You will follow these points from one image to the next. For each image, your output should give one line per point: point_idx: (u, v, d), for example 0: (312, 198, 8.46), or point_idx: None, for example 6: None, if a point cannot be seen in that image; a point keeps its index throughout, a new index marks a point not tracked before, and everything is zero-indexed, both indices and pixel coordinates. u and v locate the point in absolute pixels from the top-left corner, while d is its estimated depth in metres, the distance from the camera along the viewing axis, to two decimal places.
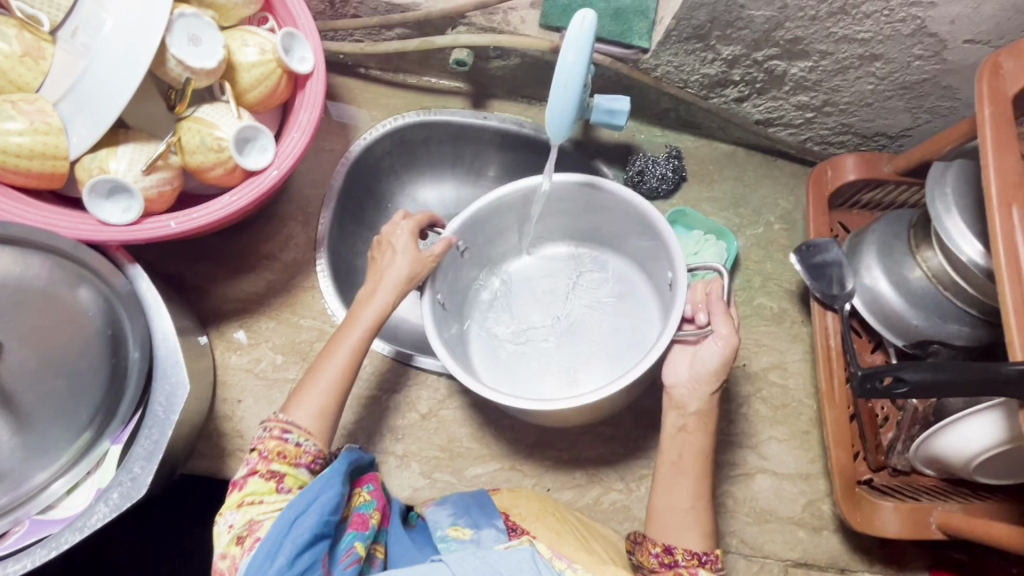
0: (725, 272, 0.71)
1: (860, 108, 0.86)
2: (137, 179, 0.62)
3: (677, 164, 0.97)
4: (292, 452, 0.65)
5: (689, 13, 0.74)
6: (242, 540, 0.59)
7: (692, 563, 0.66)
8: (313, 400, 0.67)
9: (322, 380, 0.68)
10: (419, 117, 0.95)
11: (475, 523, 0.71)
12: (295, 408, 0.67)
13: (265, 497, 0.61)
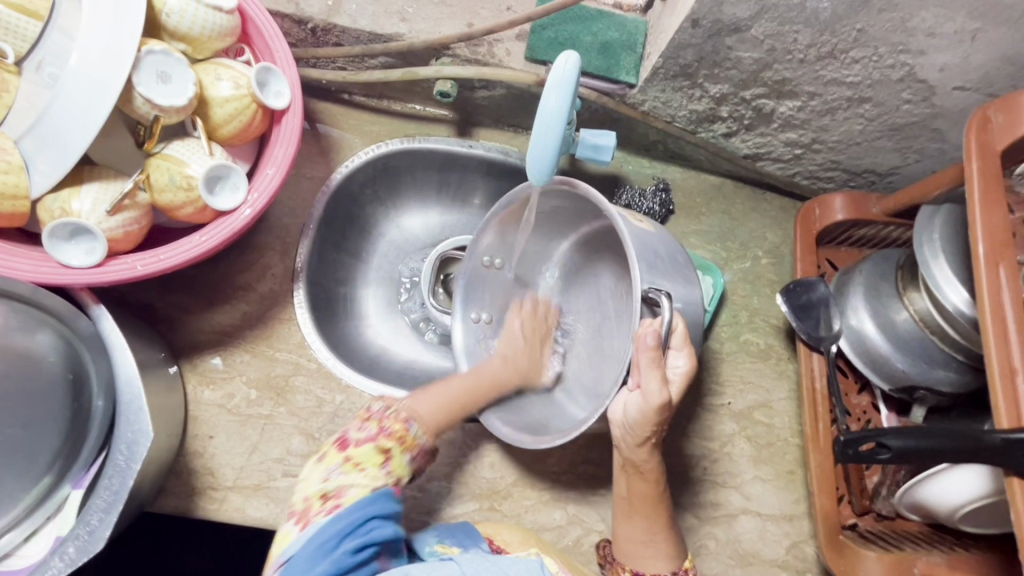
0: (663, 320, 0.63)
1: (849, 147, 0.85)
2: (100, 221, 0.59)
3: (665, 197, 0.96)
4: (410, 440, 0.69)
5: (676, 53, 0.72)
6: (326, 498, 0.63)
7: None
8: (434, 396, 0.75)
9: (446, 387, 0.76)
10: (403, 145, 0.92)
11: (462, 543, 0.72)
12: (416, 400, 0.73)
13: (368, 467, 0.65)
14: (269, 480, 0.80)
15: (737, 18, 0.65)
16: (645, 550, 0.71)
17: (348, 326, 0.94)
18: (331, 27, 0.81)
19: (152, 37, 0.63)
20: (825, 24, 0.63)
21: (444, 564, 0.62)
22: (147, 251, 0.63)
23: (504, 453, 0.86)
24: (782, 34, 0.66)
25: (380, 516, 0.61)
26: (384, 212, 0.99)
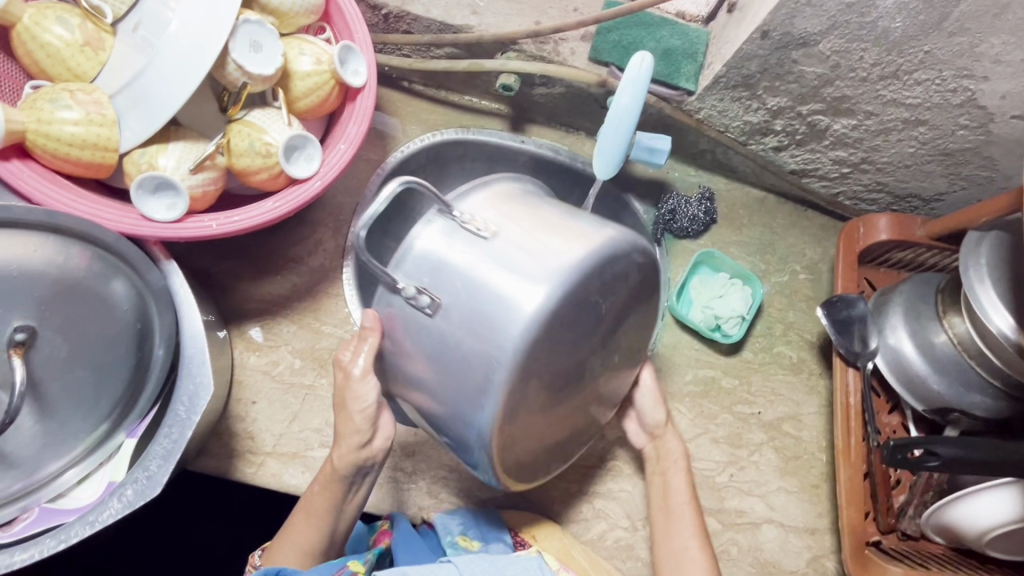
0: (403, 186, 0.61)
1: (897, 169, 0.87)
2: (183, 177, 0.62)
3: (709, 206, 0.97)
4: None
5: (741, 63, 0.74)
6: None
7: None
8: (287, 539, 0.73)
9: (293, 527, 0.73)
10: (457, 134, 0.93)
11: (483, 537, 0.80)
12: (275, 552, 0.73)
13: None
14: (307, 449, 0.82)
15: (807, 32, 0.67)
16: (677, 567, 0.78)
17: None
18: (404, 14, 0.84)
19: (245, 9, 0.65)
20: (894, 44, 0.65)
21: (441, 567, 0.67)
22: (221, 212, 0.65)
23: None
24: (848, 51, 0.68)
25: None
26: None
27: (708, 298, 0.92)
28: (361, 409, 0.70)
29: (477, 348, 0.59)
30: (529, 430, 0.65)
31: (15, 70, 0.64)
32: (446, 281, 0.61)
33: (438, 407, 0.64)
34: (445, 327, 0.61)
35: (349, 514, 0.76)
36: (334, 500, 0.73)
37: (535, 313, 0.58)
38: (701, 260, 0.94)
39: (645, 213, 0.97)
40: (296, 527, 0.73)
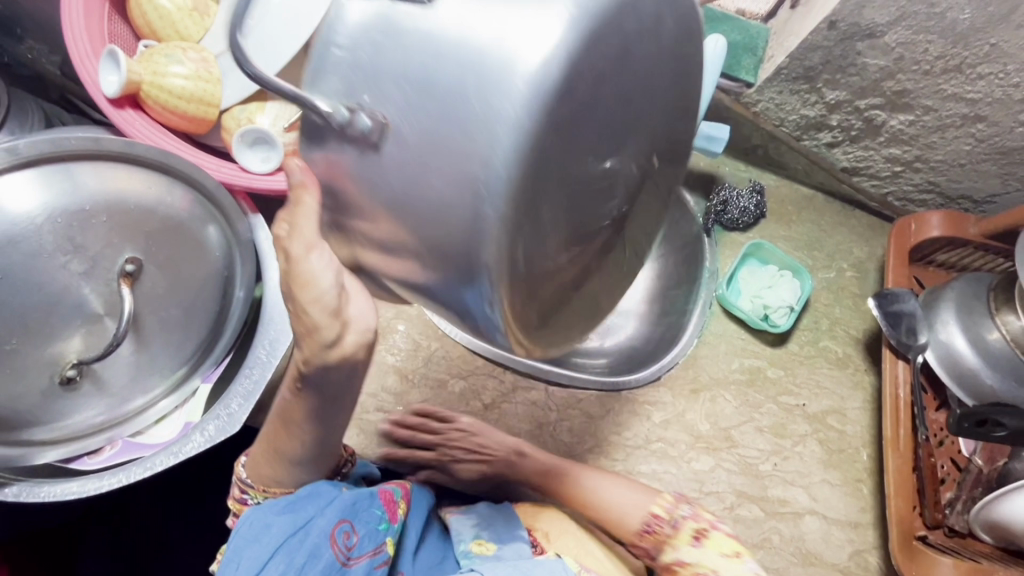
0: None
1: (951, 169, 0.88)
2: (280, 134, 0.65)
3: (759, 200, 0.99)
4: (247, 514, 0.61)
5: (804, 54, 0.77)
6: None
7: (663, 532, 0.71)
8: (272, 458, 0.59)
9: (279, 448, 0.58)
10: None
11: (499, 539, 0.68)
12: (267, 472, 0.60)
13: None
14: (362, 412, 0.84)
15: (874, 23, 0.69)
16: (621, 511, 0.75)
17: None
18: None
19: None
20: (960, 36, 0.67)
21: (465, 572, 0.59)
22: None
23: (583, 420, 0.88)
24: (913, 43, 0.70)
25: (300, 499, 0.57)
26: None
27: (756, 289, 0.94)
28: (320, 303, 0.41)
29: (463, 185, 0.33)
30: (549, 289, 0.42)
31: (126, 31, 0.68)
32: (382, 71, 0.33)
33: (415, 293, 0.40)
34: (411, 159, 0.34)
35: (337, 424, 0.57)
36: (311, 411, 0.53)
37: (545, 90, 0.33)
38: (749, 251, 0.96)
39: (696, 203, 0.99)
40: (281, 443, 0.57)
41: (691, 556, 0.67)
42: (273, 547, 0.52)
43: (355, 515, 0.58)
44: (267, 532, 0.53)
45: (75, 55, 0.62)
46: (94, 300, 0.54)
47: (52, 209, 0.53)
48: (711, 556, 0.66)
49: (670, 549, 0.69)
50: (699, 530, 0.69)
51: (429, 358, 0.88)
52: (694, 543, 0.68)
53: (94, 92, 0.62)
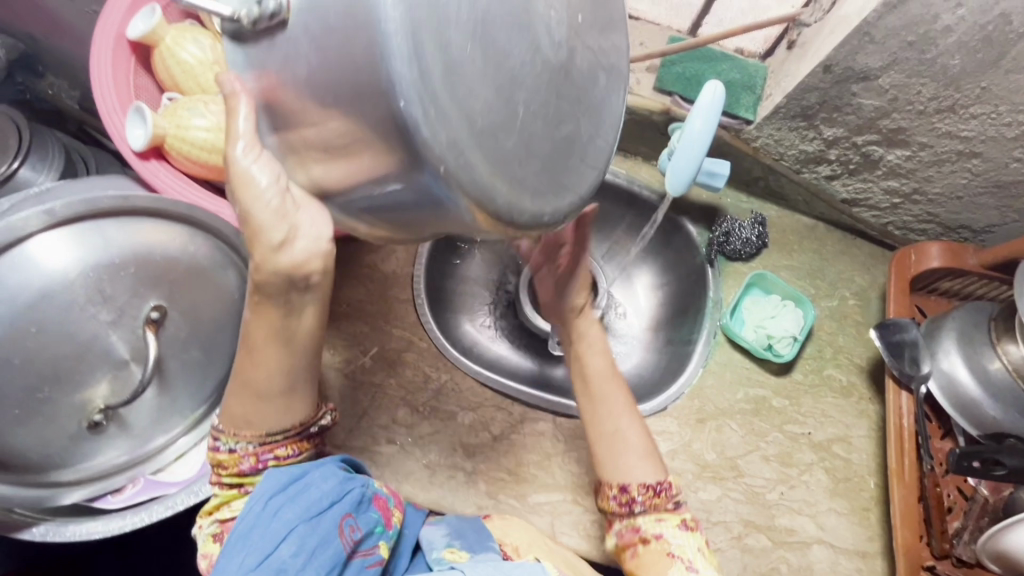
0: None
1: (949, 201, 0.90)
2: None
3: (761, 230, 1.01)
4: (228, 460, 0.60)
5: (801, 95, 0.79)
6: (218, 538, 0.58)
7: (647, 495, 0.70)
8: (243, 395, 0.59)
9: (244, 378, 0.58)
10: None
11: (471, 547, 0.69)
12: (234, 415, 0.59)
13: (231, 503, 0.59)
14: (374, 445, 0.86)
15: (868, 67, 0.71)
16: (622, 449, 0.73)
17: (450, 317, 1.05)
18: None
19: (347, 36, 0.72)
20: (952, 79, 0.69)
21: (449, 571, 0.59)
22: None
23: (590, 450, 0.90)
24: (907, 85, 0.72)
25: (315, 484, 0.58)
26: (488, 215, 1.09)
27: (760, 319, 0.96)
28: (261, 203, 0.46)
29: (349, 10, 0.35)
30: (495, 138, 0.39)
31: (150, 85, 0.71)
32: None
33: (365, 170, 0.40)
34: (308, 18, 0.38)
35: (307, 353, 0.59)
36: (274, 325, 0.56)
37: None
38: (753, 282, 0.98)
39: (699, 235, 1.02)
40: (246, 372, 0.58)
41: (672, 532, 0.70)
42: (286, 528, 0.54)
43: (359, 512, 0.60)
44: (282, 514, 0.54)
45: (103, 110, 0.65)
46: (121, 346, 0.57)
47: (84, 265, 0.54)
48: (692, 546, 0.69)
49: (657, 521, 0.70)
50: (689, 521, 0.72)
51: (439, 389, 0.90)
52: (681, 527, 0.71)
53: (121, 144, 0.64)
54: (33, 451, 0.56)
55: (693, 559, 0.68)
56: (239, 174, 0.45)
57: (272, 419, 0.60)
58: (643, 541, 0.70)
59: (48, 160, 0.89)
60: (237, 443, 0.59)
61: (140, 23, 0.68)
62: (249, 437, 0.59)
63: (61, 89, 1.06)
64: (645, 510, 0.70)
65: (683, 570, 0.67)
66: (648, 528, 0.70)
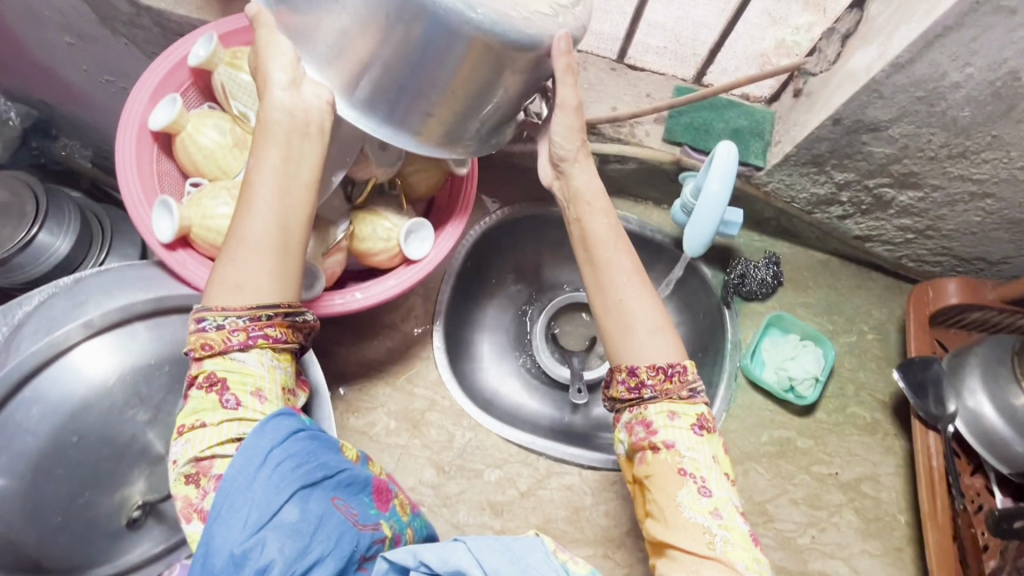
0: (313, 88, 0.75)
1: (964, 236, 0.90)
2: (319, 261, 0.70)
3: (776, 270, 1.01)
4: (215, 341, 0.56)
5: (812, 145, 0.80)
6: (192, 479, 0.55)
7: (659, 378, 0.62)
8: (232, 261, 0.58)
9: (241, 231, 0.58)
10: None
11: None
12: (220, 284, 0.57)
13: (208, 417, 0.56)
14: None
15: (877, 119, 0.72)
16: (634, 335, 0.64)
17: (470, 368, 1.05)
18: None
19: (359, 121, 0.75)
20: (962, 129, 0.70)
21: (448, 545, 0.50)
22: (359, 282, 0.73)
23: (618, 502, 0.89)
24: (917, 135, 0.73)
25: (313, 450, 0.57)
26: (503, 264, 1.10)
27: (781, 360, 0.96)
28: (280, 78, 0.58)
29: None
30: None
31: (173, 169, 0.73)
32: None
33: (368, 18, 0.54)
34: None
35: (302, 213, 0.60)
36: (273, 170, 0.58)
37: None
38: (771, 322, 0.98)
39: (713, 276, 1.02)
40: (241, 223, 0.58)
41: (686, 443, 0.61)
42: (284, 488, 0.53)
43: (353, 487, 0.58)
44: (271, 477, 0.53)
45: (130, 203, 0.66)
46: (157, 442, 0.60)
47: (123, 372, 0.59)
48: (706, 458, 0.61)
49: (670, 420, 0.62)
50: (706, 423, 0.63)
51: (464, 447, 0.90)
52: (696, 430, 0.62)
53: (148, 237, 0.65)
54: (75, 549, 0.58)
55: (707, 477, 0.60)
56: (265, 72, 0.58)
57: (262, 278, 0.58)
58: (652, 448, 0.62)
59: (65, 222, 0.88)
60: (226, 318, 0.57)
61: (162, 113, 0.69)
62: (238, 310, 0.57)
63: (76, 149, 1.10)
64: (656, 396, 0.62)
65: (694, 492, 0.59)
66: (661, 430, 0.62)
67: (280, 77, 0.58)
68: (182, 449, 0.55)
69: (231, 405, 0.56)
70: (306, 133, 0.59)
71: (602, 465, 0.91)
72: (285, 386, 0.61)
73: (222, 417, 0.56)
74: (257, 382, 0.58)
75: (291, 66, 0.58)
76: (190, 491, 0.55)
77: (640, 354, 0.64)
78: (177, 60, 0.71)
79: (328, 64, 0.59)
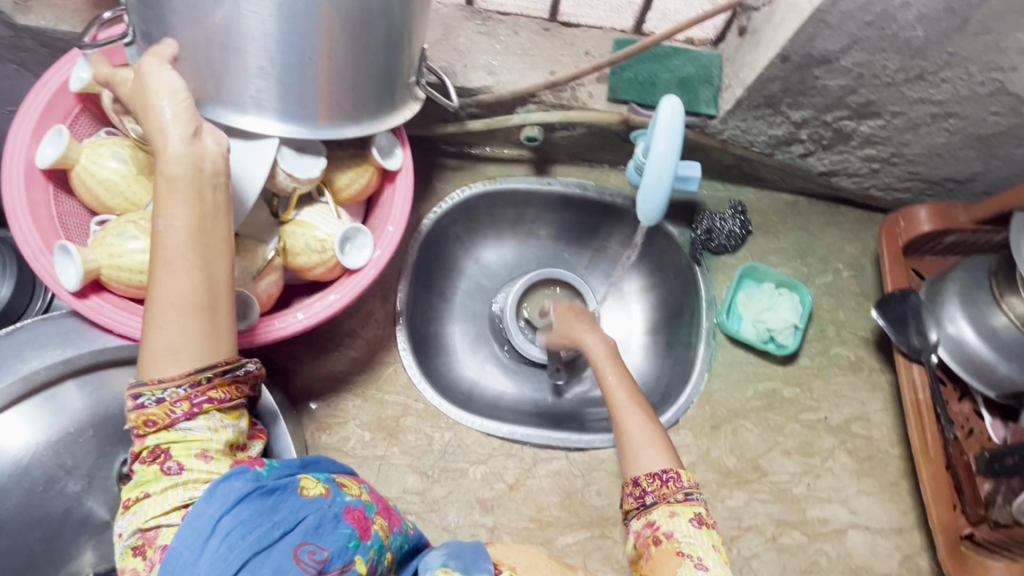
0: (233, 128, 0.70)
1: (930, 159, 0.87)
2: (250, 286, 0.65)
3: (744, 219, 0.98)
4: (156, 414, 0.51)
5: (762, 86, 0.75)
6: (140, 551, 0.48)
7: (658, 487, 0.67)
8: (156, 330, 0.51)
9: (161, 295, 0.51)
10: (542, 183, 0.99)
11: (466, 569, 0.59)
12: (150, 358, 0.51)
13: (150, 487, 0.50)
14: None
15: (828, 51, 0.67)
16: (640, 444, 0.71)
17: (444, 363, 1.01)
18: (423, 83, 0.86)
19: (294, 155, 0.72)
20: (917, 50, 0.65)
21: None
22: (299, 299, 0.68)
23: (610, 480, 0.88)
24: (871, 62, 0.68)
25: (267, 507, 0.49)
26: (465, 250, 1.06)
27: (758, 312, 0.93)
28: (176, 110, 0.51)
29: None
30: None
31: (77, 207, 0.66)
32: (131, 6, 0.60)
33: (220, 23, 0.54)
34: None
35: (225, 266, 0.54)
36: (184, 224, 0.51)
37: None
38: (744, 275, 0.95)
39: (681, 234, 0.98)
40: (158, 287, 0.51)
41: (683, 530, 0.64)
42: (235, 558, 0.46)
43: (319, 529, 0.50)
44: (216, 549, 0.46)
45: (28, 254, 0.60)
46: (100, 509, 0.57)
47: (39, 445, 0.56)
48: (704, 544, 0.63)
49: (670, 515, 0.65)
50: (704, 517, 0.66)
51: (445, 447, 0.87)
52: (694, 523, 0.65)
53: (57, 289, 0.59)
54: None
55: (703, 556, 0.62)
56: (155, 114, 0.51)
57: (197, 345, 0.52)
58: (655, 542, 0.64)
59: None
60: (165, 391, 0.51)
61: (48, 148, 0.62)
62: (176, 378, 0.51)
63: None
64: (657, 501, 0.67)
65: (691, 566, 0.62)
66: (661, 522, 0.65)
67: (172, 121, 0.51)
68: (126, 520, 0.49)
69: (175, 471, 0.50)
70: (216, 181, 0.53)
71: (589, 446, 0.89)
72: (235, 442, 0.55)
73: (166, 484, 0.50)
74: (204, 444, 0.52)
75: (183, 105, 0.51)
76: (139, 563, 0.49)
77: (641, 465, 0.70)
78: (58, 85, 0.64)
79: (202, 88, 0.59)
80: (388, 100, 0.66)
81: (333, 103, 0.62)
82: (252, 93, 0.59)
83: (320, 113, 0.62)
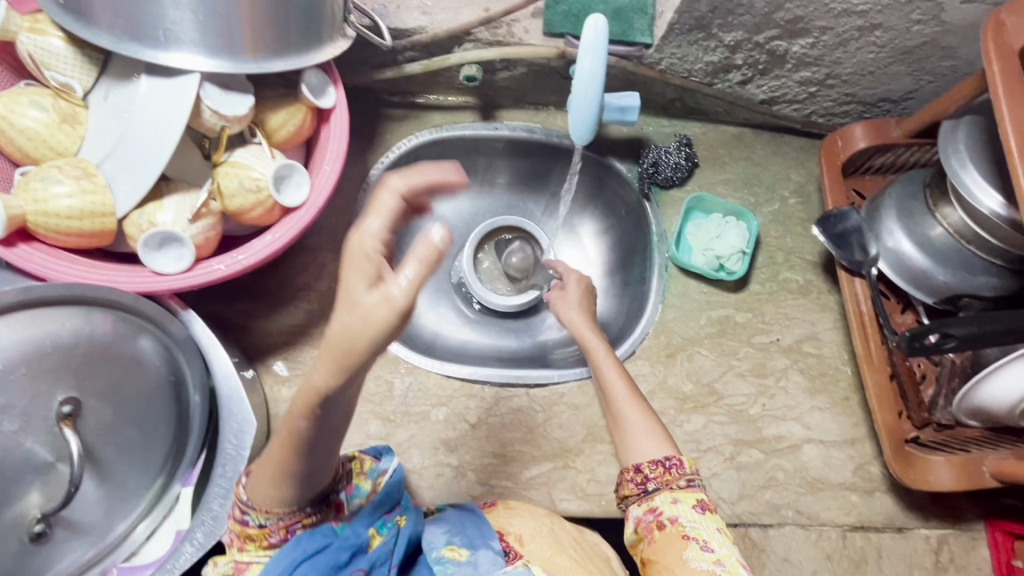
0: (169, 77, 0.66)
1: (862, 78, 0.89)
2: (184, 228, 0.65)
3: (689, 151, 0.99)
4: (257, 534, 0.57)
5: (691, 6, 0.76)
6: None
7: (661, 473, 0.70)
8: (273, 474, 0.54)
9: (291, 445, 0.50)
10: (490, 128, 0.99)
11: (471, 543, 0.67)
12: (263, 490, 0.55)
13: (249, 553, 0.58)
14: None
15: None
16: (644, 437, 0.74)
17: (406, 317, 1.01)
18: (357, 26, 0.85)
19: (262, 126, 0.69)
20: None
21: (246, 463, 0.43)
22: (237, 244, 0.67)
23: (570, 413, 0.90)
24: None
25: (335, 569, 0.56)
26: None
27: (706, 241, 0.95)
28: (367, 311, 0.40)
29: None
30: None
31: None
32: None
33: None
34: None
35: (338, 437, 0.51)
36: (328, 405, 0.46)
37: None
38: (692, 206, 0.97)
39: (629, 171, 1.00)
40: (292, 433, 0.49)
41: (688, 516, 0.68)
42: None
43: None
44: None
45: None
46: (41, 450, 0.55)
47: None
48: (709, 527, 0.68)
49: (673, 502, 0.69)
50: (707, 503, 0.70)
51: (405, 392, 0.88)
52: (697, 509, 0.69)
53: None
54: None
55: (708, 538, 0.67)
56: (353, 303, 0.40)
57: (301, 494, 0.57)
58: (659, 526, 0.68)
59: None
60: (266, 520, 0.57)
61: None
62: (279, 514, 0.56)
63: None
64: (660, 488, 0.70)
65: (698, 549, 0.66)
66: (664, 510, 0.69)
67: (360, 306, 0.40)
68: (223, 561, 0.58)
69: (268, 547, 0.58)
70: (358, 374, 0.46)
71: (548, 381, 0.91)
72: None
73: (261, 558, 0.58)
74: None
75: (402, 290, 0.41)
76: None
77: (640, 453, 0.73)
78: None
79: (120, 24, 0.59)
80: (316, 35, 0.66)
81: (257, 34, 0.62)
82: (171, 23, 0.59)
83: (243, 43, 0.62)
